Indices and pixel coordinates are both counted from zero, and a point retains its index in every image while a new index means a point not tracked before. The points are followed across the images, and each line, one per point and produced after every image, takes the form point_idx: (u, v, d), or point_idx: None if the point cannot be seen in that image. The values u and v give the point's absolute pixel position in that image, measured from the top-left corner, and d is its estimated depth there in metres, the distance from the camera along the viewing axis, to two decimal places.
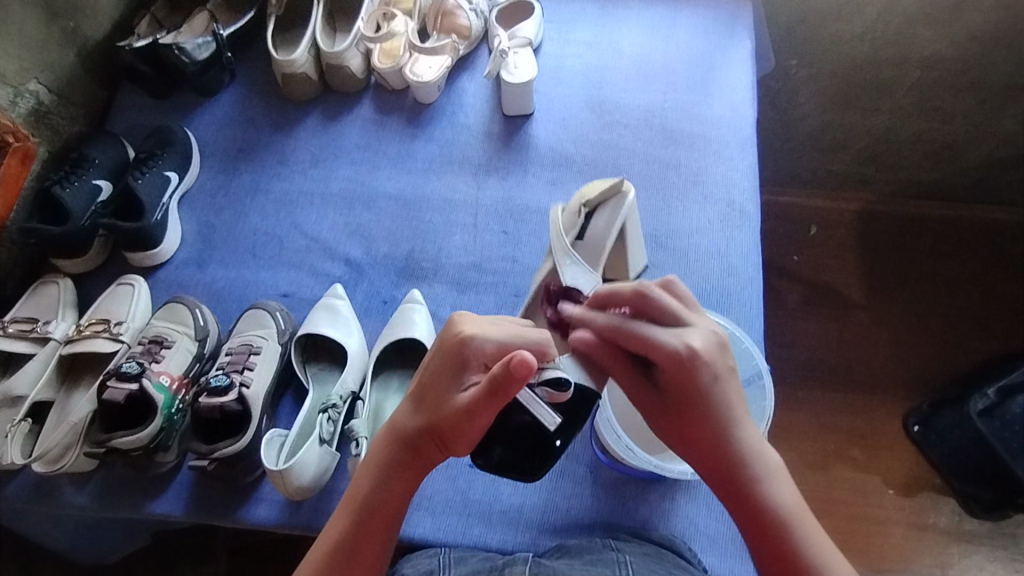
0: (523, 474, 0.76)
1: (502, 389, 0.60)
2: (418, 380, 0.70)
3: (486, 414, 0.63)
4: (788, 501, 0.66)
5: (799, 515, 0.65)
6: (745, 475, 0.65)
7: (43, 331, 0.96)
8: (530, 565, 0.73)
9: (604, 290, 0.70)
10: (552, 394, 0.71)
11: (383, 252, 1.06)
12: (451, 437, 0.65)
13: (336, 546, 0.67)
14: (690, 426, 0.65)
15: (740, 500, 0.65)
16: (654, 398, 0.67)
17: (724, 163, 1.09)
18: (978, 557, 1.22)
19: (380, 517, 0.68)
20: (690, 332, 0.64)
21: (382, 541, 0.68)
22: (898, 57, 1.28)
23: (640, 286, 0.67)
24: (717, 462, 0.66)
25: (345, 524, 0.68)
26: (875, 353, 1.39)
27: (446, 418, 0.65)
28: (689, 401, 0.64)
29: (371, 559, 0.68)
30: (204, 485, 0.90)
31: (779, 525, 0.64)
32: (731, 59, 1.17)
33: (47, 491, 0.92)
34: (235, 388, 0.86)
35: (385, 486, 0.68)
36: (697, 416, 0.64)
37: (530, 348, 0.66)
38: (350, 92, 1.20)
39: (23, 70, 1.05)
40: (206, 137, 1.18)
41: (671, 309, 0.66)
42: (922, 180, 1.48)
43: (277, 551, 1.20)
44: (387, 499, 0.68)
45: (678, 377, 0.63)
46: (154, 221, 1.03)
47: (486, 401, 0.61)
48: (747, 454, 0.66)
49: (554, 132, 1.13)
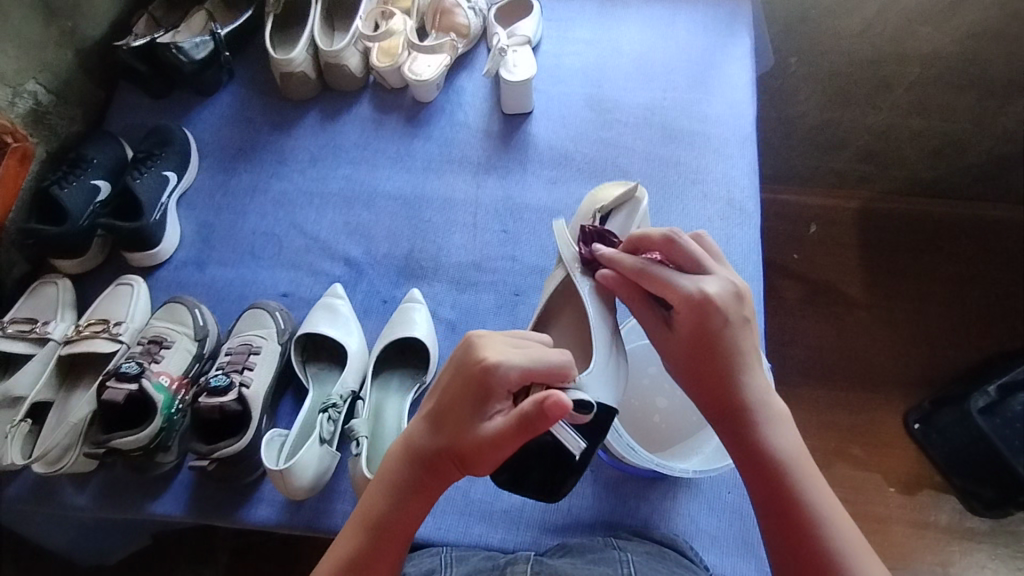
0: (544, 494, 0.73)
1: (532, 426, 0.59)
2: (436, 399, 0.67)
3: (511, 446, 0.61)
4: (792, 445, 0.67)
5: (797, 463, 0.66)
6: (745, 409, 0.68)
7: (42, 332, 0.96)
8: (532, 564, 0.73)
9: (635, 235, 0.77)
10: (574, 416, 0.67)
11: (383, 252, 1.06)
12: (472, 463, 0.63)
13: (346, 565, 0.67)
14: (699, 362, 0.69)
15: (739, 435, 0.68)
16: (665, 332, 0.73)
17: (724, 162, 1.08)
18: (979, 554, 1.22)
19: (393, 536, 0.67)
20: (707, 279, 0.71)
21: (395, 560, 0.68)
22: (898, 54, 1.27)
23: (670, 233, 0.74)
24: (721, 397, 0.68)
25: (355, 544, 0.67)
26: (875, 351, 1.39)
27: (469, 445, 0.63)
28: (698, 336, 0.69)
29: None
30: (205, 485, 0.90)
31: (777, 465, 0.66)
32: (731, 57, 1.17)
33: (47, 492, 0.91)
34: (235, 388, 0.86)
35: (402, 508, 0.67)
36: (705, 354, 0.69)
37: (552, 374, 0.64)
38: (349, 92, 1.20)
39: (21, 70, 1.04)
40: (205, 137, 1.17)
41: (693, 255, 0.73)
42: (921, 177, 1.48)
43: (277, 550, 1.20)
44: (403, 519, 0.67)
45: (691, 313, 0.69)
46: (153, 221, 1.03)
47: (513, 436, 0.60)
48: (750, 395, 0.68)
49: (554, 131, 1.13)
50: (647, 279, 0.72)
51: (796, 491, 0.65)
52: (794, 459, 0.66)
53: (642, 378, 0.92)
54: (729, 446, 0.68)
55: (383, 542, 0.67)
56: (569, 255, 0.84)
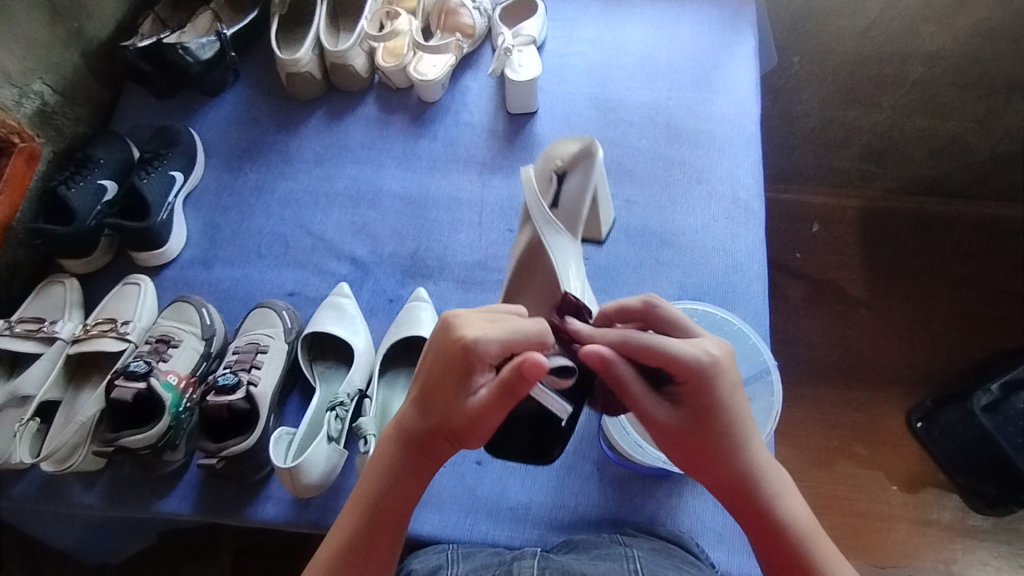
0: (536, 458, 0.73)
1: (513, 390, 0.58)
2: (421, 378, 0.66)
3: (499, 414, 0.61)
4: (796, 511, 0.67)
5: (808, 526, 0.66)
6: (753, 484, 0.66)
7: (50, 331, 0.96)
8: (538, 560, 0.72)
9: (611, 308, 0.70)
10: (557, 380, 0.65)
11: (389, 251, 1.06)
12: (466, 436, 0.63)
13: (347, 545, 0.67)
14: (705, 445, 0.64)
15: (748, 508, 0.66)
16: (666, 418, 0.63)
17: (728, 161, 1.09)
18: (982, 553, 1.22)
19: (392, 514, 0.68)
20: (704, 342, 0.63)
21: (396, 536, 0.68)
22: (901, 53, 1.28)
23: (649, 300, 0.67)
24: (727, 475, 0.65)
25: (355, 524, 0.68)
26: (879, 349, 1.39)
27: (459, 419, 0.62)
28: (706, 415, 0.63)
29: (385, 556, 0.68)
30: (212, 484, 0.90)
31: (789, 534, 0.65)
32: (735, 56, 1.17)
33: (55, 491, 0.92)
34: (243, 386, 0.86)
35: (398, 485, 0.68)
36: (711, 432, 0.63)
37: (532, 343, 0.61)
38: (354, 91, 1.20)
39: (28, 70, 1.05)
40: (211, 137, 1.18)
41: (684, 323, 0.66)
42: (924, 176, 1.48)
43: (283, 549, 1.21)
44: (401, 496, 0.68)
45: (699, 390, 0.61)
46: (159, 221, 1.03)
47: (497, 403, 0.59)
48: (756, 467, 0.66)
49: (558, 130, 1.14)
50: (638, 351, 0.61)
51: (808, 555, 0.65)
52: (800, 519, 0.66)
53: None
54: (743, 523, 0.67)
55: (380, 521, 0.67)
56: (536, 209, 0.83)
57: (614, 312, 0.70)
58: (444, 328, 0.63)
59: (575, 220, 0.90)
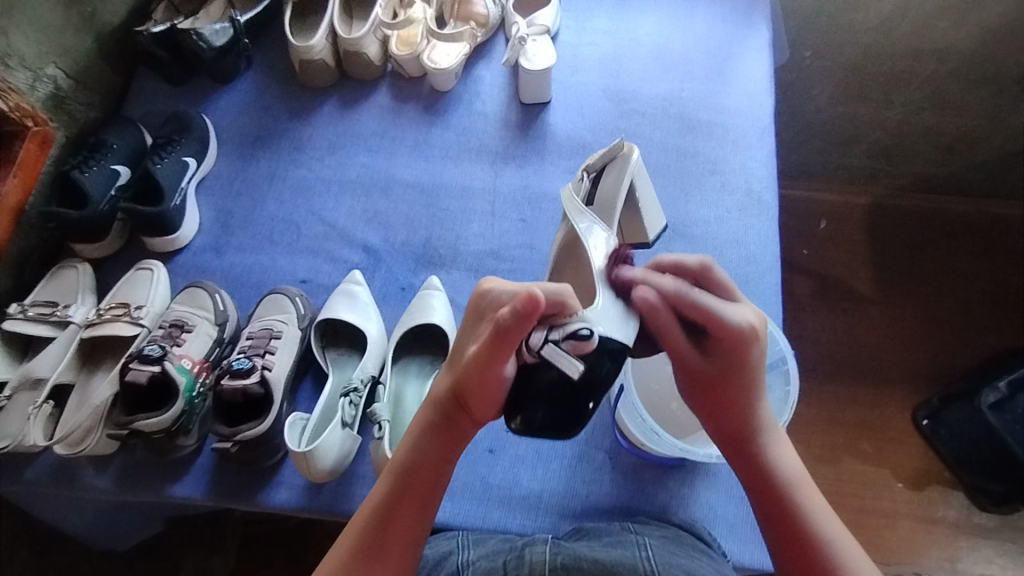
0: (559, 434, 0.64)
1: (505, 334, 0.59)
2: (454, 348, 0.72)
3: (504, 361, 0.61)
4: (791, 470, 0.70)
5: (802, 486, 0.69)
6: (754, 440, 0.69)
7: (63, 315, 0.96)
8: (550, 546, 0.72)
9: (665, 260, 0.71)
10: (578, 346, 0.61)
11: (401, 239, 1.06)
12: (476, 398, 0.65)
13: (372, 514, 0.68)
14: (720, 398, 0.67)
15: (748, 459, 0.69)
16: (691, 367, 0.66)
17: (742, 153, 1.08)
18: (987, 550, 1.22)
19: (417, 484, 0.69)
20: (746, 308, 0.66)
21: (422, 509, 0.68)
22: (912, 49, 1.27)
23: (706, 261, 0.69)
24: (737, 428, 0.69)
25: (382, 490, 0.69)
26: (887, 345, 1.39)
27: (467, 376, 0.64)
28: (731, 374, 0.65)
29: (410, 527, 0.68)
30: (224, 469, 0.90)
31: (782, 487, 0.68)
32: (749, 48, 1.17)
33: (66, 475, 0.92)
34: (257, 371, 0.87)
35: (421, 452, 0.69)
36: (731, 386, 0.66)
37: (549, 304, 0.62)
38: (366, 80, 1.20)
39: (41, 54, 1.04)
40: (223, 124, 1.18)
41: (728, 287, 0.68)
42: (933, 174, 1.48)
43: (290, 538, 1.21)
44: (424, 466, 0.69)
45: (732, 349, 0.64)
46: (173, 206, 1.03)
47: (490, 351, 0.60)
48: (761, 424, 0.69)
49: (572, 121, 1.13)
50: (687, 305, 0.63)
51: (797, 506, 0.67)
52: (793, 475, 0.69)
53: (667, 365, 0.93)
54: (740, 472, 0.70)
55: (406, 490, 0.68)
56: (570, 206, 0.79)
57: (667, 264, 0.71)
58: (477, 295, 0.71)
59: (610, 216, 0.87)
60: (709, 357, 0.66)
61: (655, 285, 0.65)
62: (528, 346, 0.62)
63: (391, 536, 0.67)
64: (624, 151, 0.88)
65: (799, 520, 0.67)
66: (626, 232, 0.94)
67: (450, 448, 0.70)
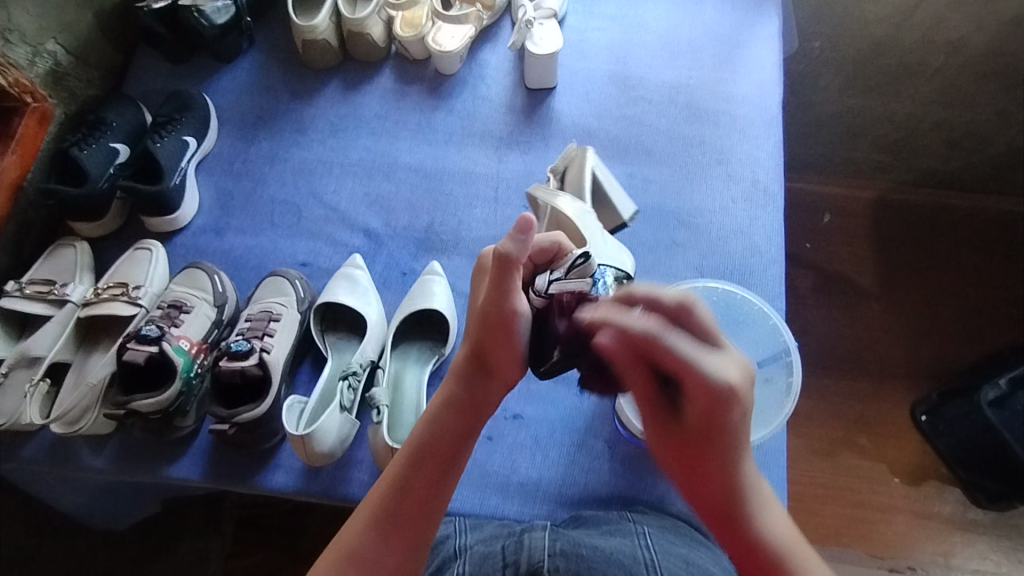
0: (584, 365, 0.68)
1: (505, 274, 0.60)
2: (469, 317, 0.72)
3: (511, 296, 0.61)
4: (784, 531, 0.62)
5: (793, 547, 0.61)
6: (741, 507, 0.61)
7: (60, 294, 0.95)
8: (548, 531, 0.70)
9: (639, 291, 0.60)
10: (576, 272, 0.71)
11: (402, 223, 1.05)
12: (496, 352, 0.64)
13: (388, 488, 0.66)
14: (695, 462, 0.59)
15: (729, 525, 0.61)
16: (663, 423, 0.59)
17: (749, 142, 1.07)
18: (981, 546, 1.22)
19: (434, 455, 0.67)
20: (726, 360, 0.56)
21: (440, 482, 0.66)
22: (924, 41, 1.25)
23: (686, 296, 0.57)
24: (714, 495, 0.60)
25: (397, 468, 0.67)
26: (888, 341, 1.38)
27: (485, 330, 0.63)
28: (707, 436, 0.57)
29: (426, 499, 0.66)
30: (221, 451, 0.90)
31: (769, 551, 0.61)
32: (759, 36, 1.15)
33: (63, 454, 0.92)
34: (255, 353, 0.86)
35: (437, 422, 0.67)
36: (709, 447, 0.57)
37: (547, 248, 0.73)
38: (370, 62, 1.18)
39: (41, 29, 1.03)
40: (223, 103, 1.16)
41: (709, 328, 0.57)
42: (939, 169, 1.46)
43: (285, 522, 1.21)
44: (443, 435, 0.67)
45: (709, 411, 0.55)
46: (172, 185, 1.02)
47: (495, 290, 0.61)
48: (746, 485, 0.61)
49: (576, 107, 1.12)
50: (661, 356, 0.54)
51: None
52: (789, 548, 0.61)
53: None
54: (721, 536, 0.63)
55: (423, 464, 0.66)
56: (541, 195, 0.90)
57: (641, 296, 0.59)
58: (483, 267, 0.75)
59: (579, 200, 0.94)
60: (682, 412, 0.58)
61: (618, 325, 0.56)
62: (535, 289, 0.70)
63: (406, 509, 0.65)
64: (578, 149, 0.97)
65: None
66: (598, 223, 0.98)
67: (472, 413, 0.68)
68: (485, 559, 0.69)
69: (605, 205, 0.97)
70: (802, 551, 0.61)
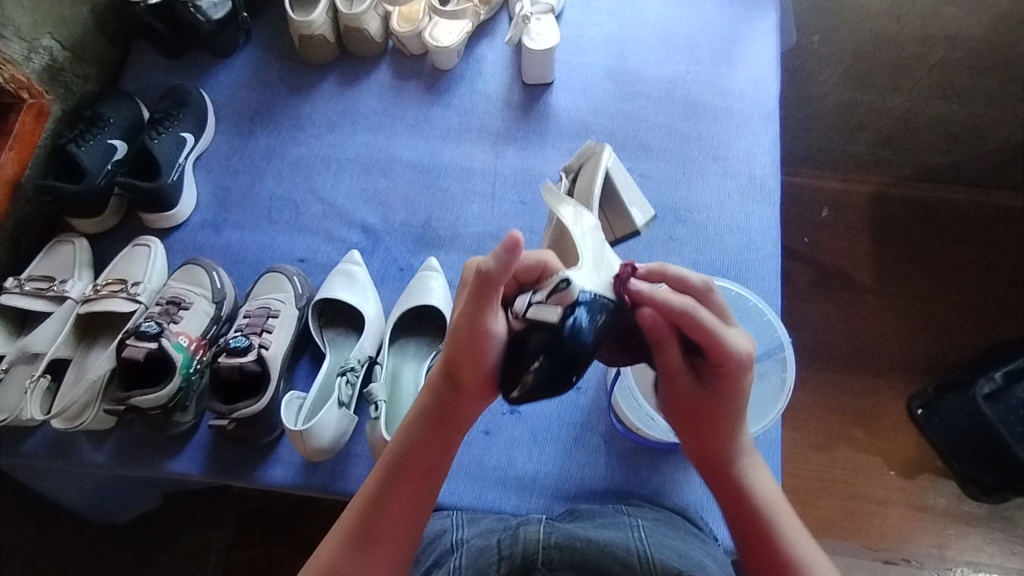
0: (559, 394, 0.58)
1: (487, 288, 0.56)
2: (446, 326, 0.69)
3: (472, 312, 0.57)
4: (772, 493, 0.68)
5: (779, 508, 0.68)
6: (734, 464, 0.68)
7: (59, 290, 0.96)
8: (544, 525, 0.71)
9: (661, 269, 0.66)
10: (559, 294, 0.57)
11: (400, 219, 1.05)
12: (470, 371, 0.62)
13: (364, 504, 0.67)
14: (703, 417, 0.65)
15: (727, 484, 0.68)
16: (685, 392, 0.65)
17: (745, 138, 1.07)
18: (975, 538, 1.24)
19: (408, 472, 0.68)
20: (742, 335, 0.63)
21: (414, 501, 0.68)
22: (922, 35, 1.25)
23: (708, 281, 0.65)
24: (713, 455, 0.68)
25: (373, 483, 0.68)
26: (884, 335, 1.39)
27: (458, 348, 0.61)
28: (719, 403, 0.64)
29: (402, 515, 0.67)
30: (221, 446, 0.91)
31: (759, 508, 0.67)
32: (756, 31, 1.15)
33: (64, 449, 0.92)
34: (254, 349, 0.86)
35: (414, 438, 0.68)
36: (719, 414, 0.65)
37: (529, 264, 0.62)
38: (367, 57, 1.18)
39: (37, 24, 1.03)
40: (220, 99, 1.16)
41: (725, 309, 0.65)
42: (937, 163, 1.47)
43: (285, 514, 1.22)
44: (420, 450, 0.68)
45: (726, 379, 0.62)
46: (170, 181, 1.02)
47: (473, 309, 0.57)
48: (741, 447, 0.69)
49: (574, 103, 1.12)
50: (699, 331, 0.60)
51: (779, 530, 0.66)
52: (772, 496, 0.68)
53: None
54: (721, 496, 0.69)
55: (398, 480, 0.68)
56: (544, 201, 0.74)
57: (670, 276, 0.66)
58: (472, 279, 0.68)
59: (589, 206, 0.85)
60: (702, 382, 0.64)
61: (660, 301, 0.60)
62: (514, 312, 0.59)
63: (382, 527, 0.66)
64: (596, 147, 0.89)
65: (776, 543, 0.65)
66: (613, 225, 0.93)
67: (448, 430, 0.68)
68: (481, 551, 0.69)
69: (619, 211, 0.90)
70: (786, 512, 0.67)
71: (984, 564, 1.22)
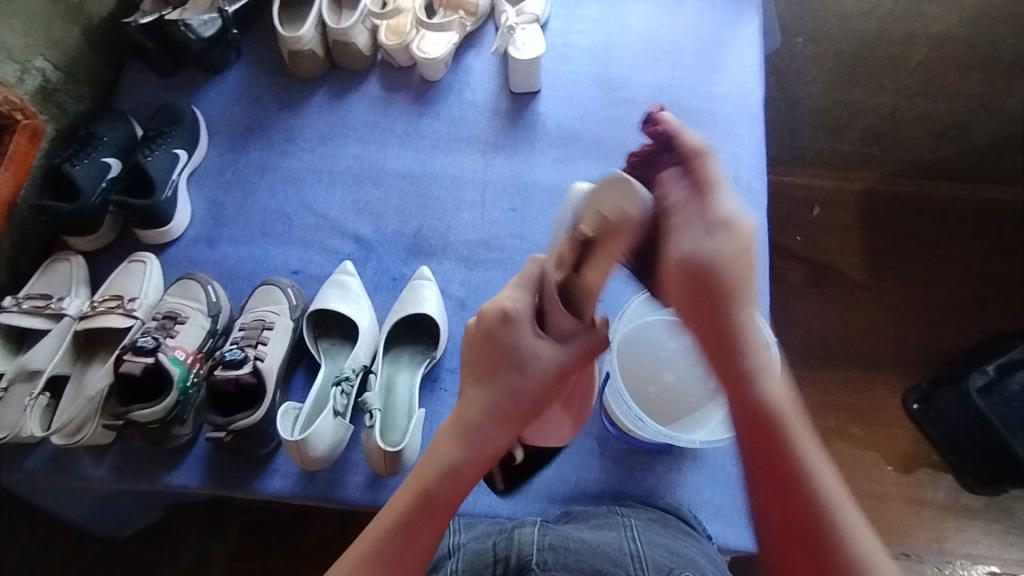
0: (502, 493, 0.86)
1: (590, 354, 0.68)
2: (477, 355, 0.64)
3: (553, 344, 0.65)
4: (786, 406, 0.60)
5: (793, 422, 0.59)
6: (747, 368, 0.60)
7: (57, 308, 0.97)
8: (539, 527, 0.72)
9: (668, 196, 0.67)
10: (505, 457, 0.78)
11: (392, 229, 1.07)
12: (538, 401, 0.64)
13: (390, 529, 0.63)
14: (702, 304, 0.60)
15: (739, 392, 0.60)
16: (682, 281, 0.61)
17: (731, 141, 1.09)
18: (974, 531, 1.24)
19: (442, 505, 0.63)
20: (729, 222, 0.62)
21: (442, 530, 0.63)
22: (906, 33, 1.26)
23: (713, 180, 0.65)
24: (723, 352, 0.60)
25: (399, 509, 0.63)
26: (876, 330, 1.40)
27: (539, 388, 0.64)
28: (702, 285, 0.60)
29: (429, 544, 0.63)
30: (219, 458, 0.92)
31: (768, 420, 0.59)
32: (739, 36, 1.17)
33: (65, 464, 0.93)
34: (250, 361, 0.88)
35: (453, 475, 0.62)
36: (704, 302, 0.60)
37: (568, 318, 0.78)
38: (356, 70, 1.20)
39: (29, 46, 1.04)
40: (213, 115, 1.18)
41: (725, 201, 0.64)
42: (925, 160, 1.48)
43: (288, 524, 1.23)
44: (478, 463, 0.63)
45: (700, 253, 0.60)
46: (164, 199, 1.03)
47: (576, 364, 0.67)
48: (752, 345, 0.60)
49: (561, 110, 1.14)
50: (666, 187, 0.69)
51: (794, 456, 0.58)
52: (791, 416, 0.60)
53: (665, 346, 0.93)
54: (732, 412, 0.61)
55: (430, 513, 0.62)
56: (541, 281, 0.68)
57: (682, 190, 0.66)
58: (589, 239, 0.71)
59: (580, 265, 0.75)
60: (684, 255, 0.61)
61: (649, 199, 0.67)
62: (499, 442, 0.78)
63: (411, 552, 0.62)
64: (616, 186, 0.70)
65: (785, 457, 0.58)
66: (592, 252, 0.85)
67: (510, 435, 0.64)
68: (477, 555, 0.71)
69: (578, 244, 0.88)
70: (800, 429, 0.59)
71: (982, 556, 1.23)
